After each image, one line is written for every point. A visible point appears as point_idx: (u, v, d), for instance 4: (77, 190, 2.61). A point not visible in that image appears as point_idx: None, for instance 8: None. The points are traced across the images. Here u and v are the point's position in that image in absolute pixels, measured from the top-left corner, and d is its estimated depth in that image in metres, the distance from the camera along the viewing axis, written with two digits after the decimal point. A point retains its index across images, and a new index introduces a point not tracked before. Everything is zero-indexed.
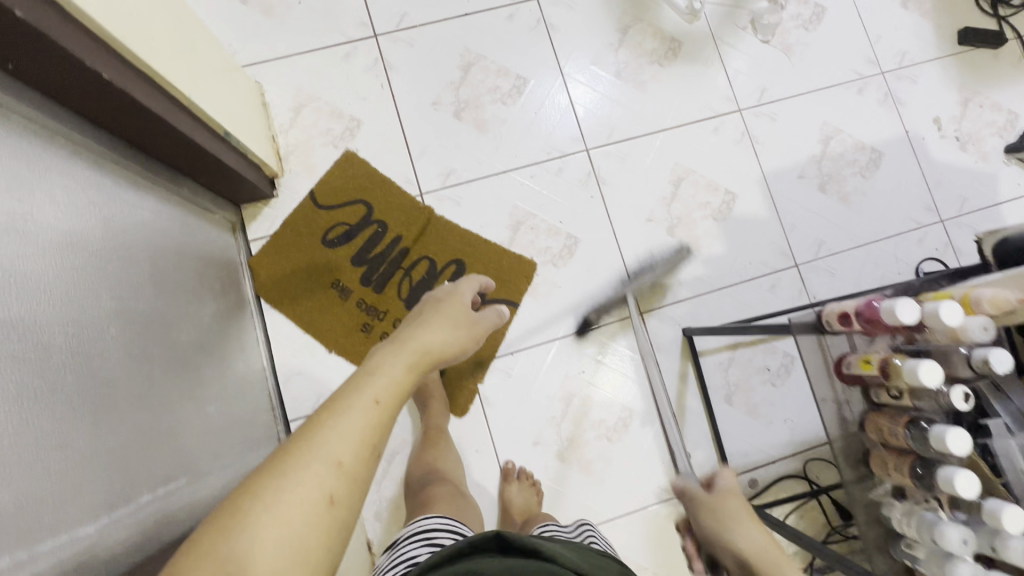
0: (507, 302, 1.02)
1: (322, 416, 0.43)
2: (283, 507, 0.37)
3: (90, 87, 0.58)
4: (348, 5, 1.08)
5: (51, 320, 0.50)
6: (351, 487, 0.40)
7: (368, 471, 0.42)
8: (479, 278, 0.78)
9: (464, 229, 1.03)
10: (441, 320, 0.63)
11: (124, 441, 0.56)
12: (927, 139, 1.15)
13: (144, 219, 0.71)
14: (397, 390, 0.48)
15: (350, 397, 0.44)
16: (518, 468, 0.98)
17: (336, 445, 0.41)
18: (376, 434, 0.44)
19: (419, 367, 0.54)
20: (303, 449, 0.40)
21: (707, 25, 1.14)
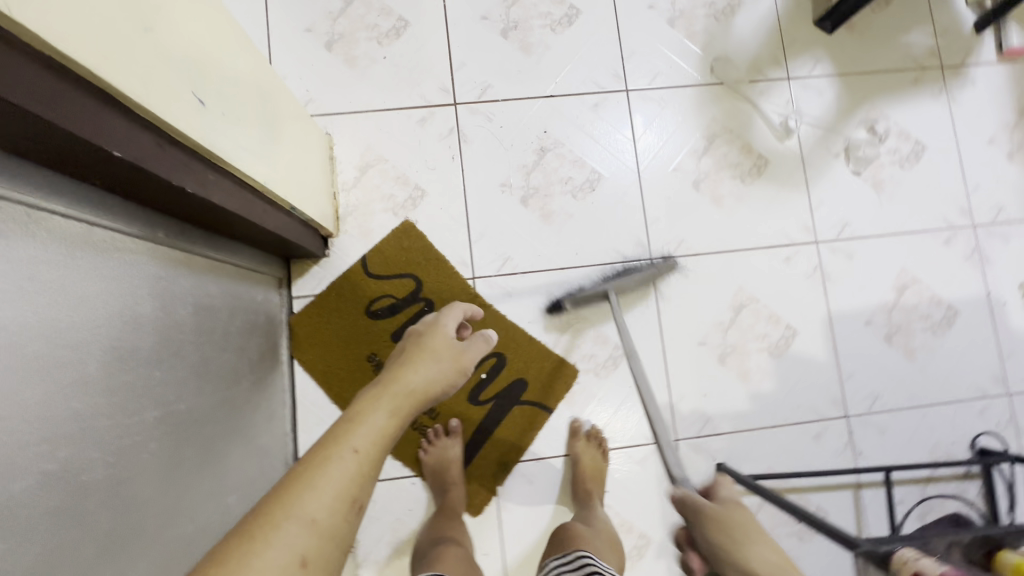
0: (540, 405, 0.99)
1: (298, 472, 0.44)
2: None
3: (170, 194, 0.55)
4: (433, 67, 1.04)
5: (94, 457, 0.48)
6: (322, 545, 0.41)
7: (342, 526, 0.43)
8: (463, 304, 0.73)
9: (511, 322, 1.00)
10: (427, 352, 0.63)
11: (143, 566, 0.53)
12: (1008, 304, 1.08)
13: (198, 303, 0.68)
14: (377, 441, 0.49)
15: (327, 449, 0.45)
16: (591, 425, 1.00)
17: (311, 500, 0.42)
18: (352, 487, 0.44)
19: (403, 412, 0.53)
20: (277, 509, 0.41)
21: (798, 145, 1.09)
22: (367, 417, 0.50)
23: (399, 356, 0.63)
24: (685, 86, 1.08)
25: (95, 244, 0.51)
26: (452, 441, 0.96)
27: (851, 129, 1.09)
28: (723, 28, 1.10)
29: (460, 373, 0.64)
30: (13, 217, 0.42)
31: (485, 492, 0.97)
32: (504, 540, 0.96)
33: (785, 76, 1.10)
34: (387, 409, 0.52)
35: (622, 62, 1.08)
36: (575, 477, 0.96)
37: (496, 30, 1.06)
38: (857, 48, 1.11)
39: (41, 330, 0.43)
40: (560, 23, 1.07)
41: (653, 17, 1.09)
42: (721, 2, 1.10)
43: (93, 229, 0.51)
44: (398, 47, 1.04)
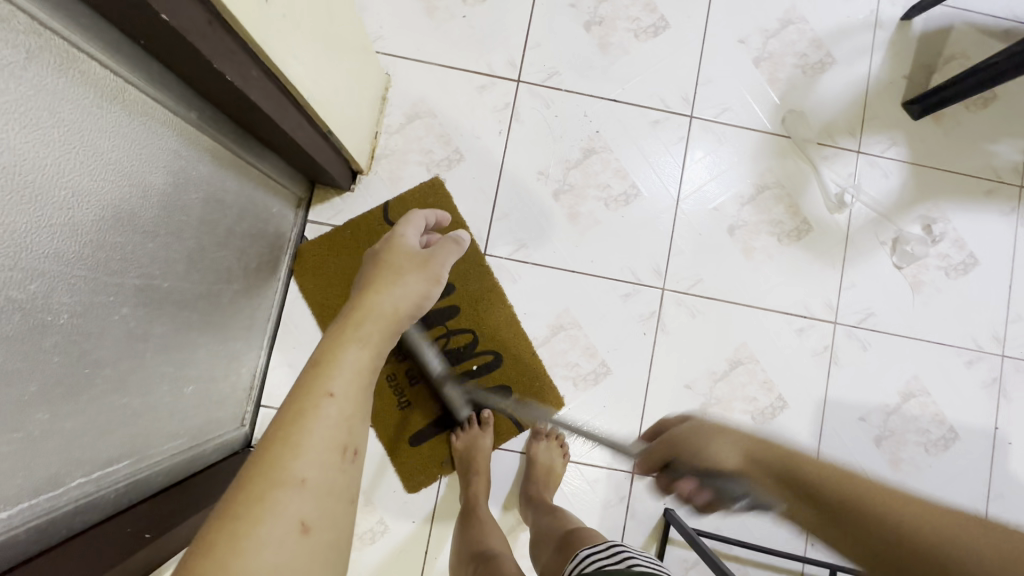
0: (515, 420, 0.99)
1: (278, 432, 0.45)
2: (260, 543, 0.38)
3: (210, 77, 0.56)
4: (507, 40, 1.03)
5: (61, 300, 0.48)
6: (320, 500, 0.43)
7: (335, 476, 0.46)
8: (423, 211, 0.77)
9: (518, 322, 0.99)
10: (390, 275, 0.64)
11: (82, 421, 0.54)
12: (1013, 445, 1.03)
13: (210, 194, 0.69)
14: (351, 378, 0.51)
15: (303, 402, 0.47)
16: (549, 428, 0.99)
17: (298, 461, 0.43)
18: (337, 434, 0.47)
19: (373, 341, 0.56)
20: (264, 478, 0.42)
21: (847, 221, 1.04)
22: (338, 357, 0.52)
23: (362, 282, 0.65)
24: (751, 130, 1.05)
25: (125, 103, 0.52)
26: (483, 433, 0.96)
27: (907, 222, 1.05)
28: (808, 83, 1.06)
29: (429, 287, 0.66)
30: (43, 43, 0.43)
31: (429, 476, 0.96)
32: (434, 516, 0.95)
33: (855, 148, 1.06)
34: (356, 341, 0.54)
35: (695, 87, 1.05)
36: (527, 475, 0.95)
37: (580, 20, 1.04)
38: (939, 141, 1.06)
39: (45, 162, 0.44)
40: (646, 31, 1.05)
41: (740, 51, 1.06)
42: (814, 56, 1.07)
43: (125, 87, 0.52)
44: (480, 10, 1.03)
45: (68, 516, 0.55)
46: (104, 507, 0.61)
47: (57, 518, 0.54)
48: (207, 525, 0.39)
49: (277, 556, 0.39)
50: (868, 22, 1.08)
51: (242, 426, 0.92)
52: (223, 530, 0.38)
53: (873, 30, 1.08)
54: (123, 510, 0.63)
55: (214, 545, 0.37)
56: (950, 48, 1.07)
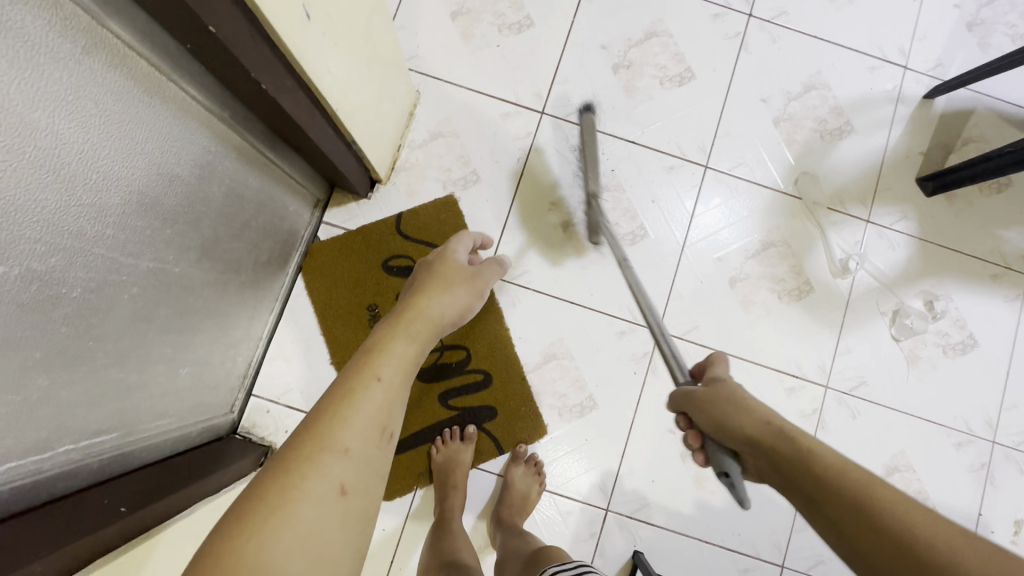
0: (496, 441, 0.99)
1: (327, 406, 0.48)
2: (301, 498, 0.41)
3: (247, 84, 0.60)
4: (537, 72, 1.07)
5: (76, 276, 0.51)
6: (359, 471, 0.45)
7: (375, 452, 0.48)
8: (471, 232, 0.80)
9: (512, 345, 1.01)
10: (438, 285, 0.68)
11: (78, 391, 0.57)
12: (995, 534, 1.02)
13: (231, 188, 0.72)
14: (397, 366, 0.54)
15: (354, 381, 0.50)
16: (529, 453, 0.99)
17: (344, 431, 0.46)
18: (380, 414, 0.49)
19: (419, 338, 0.60)
20: (313, 441, 0.45)
21: (850, 287, 1.05)
22: (388, 347, 0.56)
23: (411, 290, 0.69)
24: (763, 186, 1.07)
25: (165, 98, 0.56)
26: (465, 448, 0.97)
27: (909, 296, 1.05)
28: (825, 147, 1.08)
29: (472, 300, 0.70)
30: (94, 38, 0.46)
31: (404, 485, 0.97)
32: (403, 526, 0.96)
33: (865, 217, 1.07)
34: (404, 336, 0.59)
35: (713, 138, 1.07)
36: (502, 497, 0.95)
37: (609, 61, 1.08)
38: (949, 219, 1.07)
39: (83, 146, 0.47)
40: (671, 80, 1.08)
41: (762, 109, 1.09)
42: (833, 122, 1.09)
43: (166, 83, 0.56)
44: (515, 41, 1.08)
45: (53, 478, 0.57)
46: (87, 475, 0.63)
47: (44, 479, 0.56)
48: (256, 479, 0.42)
49: (316, 514, 0.41)
50: (891, 95, 1.10)
51: (230, 413, 0.94)
52: (270, 485, 0.41)
53: (894, 104, 1.10)
54: (105, 481, 0.65)
55: (261, 498, 0.40)
56: (969, 130, 1.08)
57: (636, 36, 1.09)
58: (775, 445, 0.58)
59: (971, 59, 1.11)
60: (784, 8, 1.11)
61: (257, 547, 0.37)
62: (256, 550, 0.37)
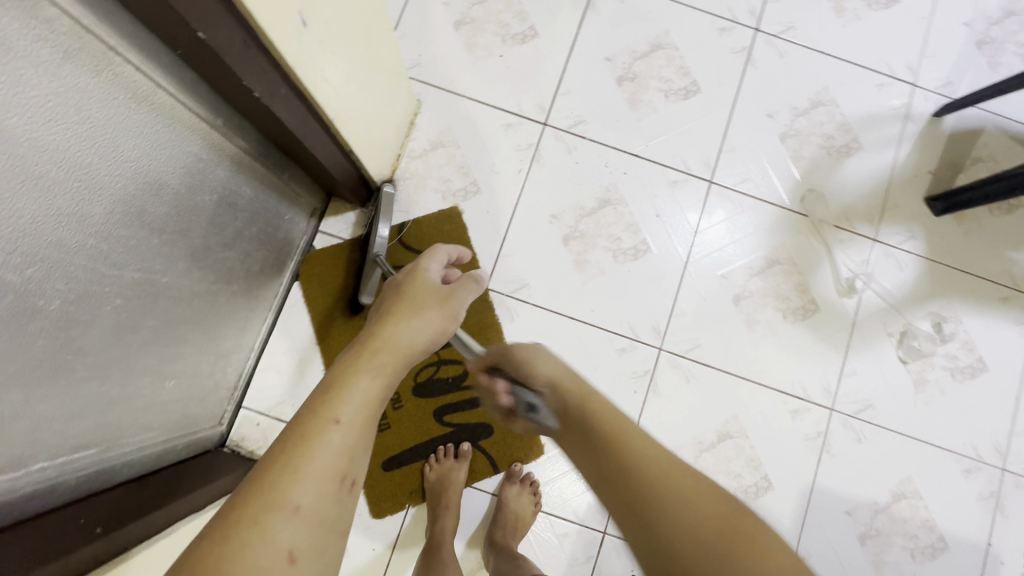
0: (491, 460, 0.97)
1: (279, 457, 0.45)
2: (244, 568, 0.38)
3: (241, 92, 0.58)
4: (540, 84, 1.06)
5: (54, 287, 0.49)
6: (312, 528, 0.43)
7: (331, 505, 0.45)
8: (447, 245, 0.75)
9: None
10: (410, 308, 0.64)
11: (55, 407, 0.55)
12: (1004, 565, 0.98)
13: (223, 197, 0.70)
14: (359, 406, 0.51)
15: (309, 427, 0.47)
16: (524, 472, 0.96)
17: (295, 487, 0.44)
18: (337, 463, 0.47)
19: (386, 371, 0.57)
20: (261, 500, 0.42)
21: (856, 307, 1.03)
22: (350, 384, 0.53)
23: (380, 313, 0.65)
24: (768, 203, 1.05)
25: (154, 105, 0.54)
26: (459, 465, 0.94)
27: (917, 317, 1.03)
28: (831, 164, 1.06)
29: (448, 323, 0.66)
30: (80, 44, 0.44)
31: (396, 503, 0.94)
32: (394, 546, 0.93)
33: (871, 236, 1.05)
34: (369, 369, 0.55)
35: (718, 153, 1.06)
36: (496, 518, 0.92)
37: (614, 73, 1.07)
38: (958, 239, 1.05)
39: (66, 155, 0.45)
40: (676, 93, 1.07)
41: (768, 125, 1.07)
42: (840, 139, 1.07)
43: (157, 90, 0.54)
44: (519, 52, 1.06)
45: (26, 497, 0.55)
46: (64, 493, 0.60)
47: (16, 498, 0.53)
48: (197, 543, 0.39)
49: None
50: (899, 113, 1.08)
51: (219, 425, 0.92)
52: (211, 552, 0.38)
53: (903, 121, 1.08)
54: (82, 498, 0.62)
55: (197, 569, 0.37)
56: (979, 149, 1.07)
57: (641, 48, 1.07)
58: (567, 402, 0.65)
59: (980, 77, 1.09)
60: (792, 23, 1.10)
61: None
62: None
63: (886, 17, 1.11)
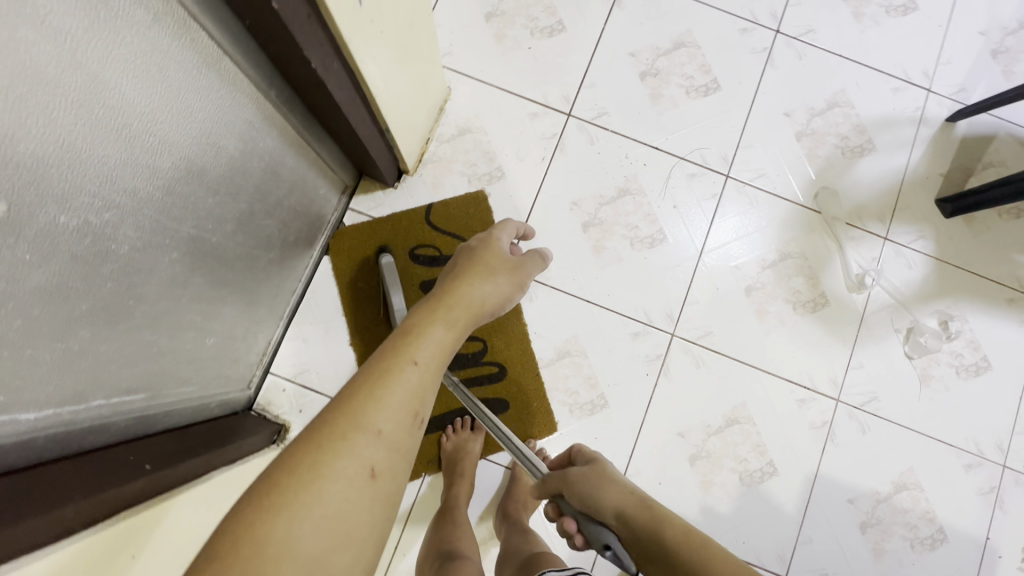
0: (506, 435, 1.00)
1: (363, 384, 0.49)
2: (333, 475, 0.42)
3: (296, 63, 0.62)
4: (566, 75, 1.10)
5: (125, 234, 0.53)
6: (388, 453, 0.46)
7: (406, 437, 0.49)
8: (517, 222, 0.80)
9: (528, 340, 1.02)
10: (481, 272, 0.69)
11: (116, 350, 0.59)
12: (1002, 559, 1.01)
13: (270, 166, 0.75)
14: (432, 353, 0.55)
15: (392, 364, 0.51)
16: (537, 448, 1.00)
17: (377, 413, 0.47)
18: (412, 400, 0.50)
19: (457, 326, 0.61)
20: (348, 419, 0.46)
21: (865, 302, 1.06)
22: (425, 333, 0.57)
23: (450, 276, 0.69)
24: (783, 199, 1.08)
25: (219, 71, 0.58)
26: (475, 436, 0.98)
27: (924, 314, 1.06)
28: (845, 164, 1.10)
29: (513, 291, 0.71)
30: (166, 9, 0.49)
31: (412, 471, 0.98)
32: (409, 511, 0.97)
33: (882, 234, 1.08)
34: (443, 321, 0.60)
35: (735, 149, 1.09)
36: (510, 491, 0.96)
37: (637, 69, 1.10)
38: (967, 241, 1.08)
39: (145, 109, 0.50)
40: (697, 90, 1.11)
41: (784, 123, 1.11)
42: (855, 140, 1.10)
43: (222, 58, 0.58)
44: (546, 44, 1.10)
45: (83, 430, 0.58)
46: (115, 433, 0.64)
47: (76, 430, 0.57)
48: (291, 449, 0.43)
49: (345, 494, 0.42)
50: (913, 117, 1.11)
51: (247, 389, 0.96)
52: (304, 459, 0.42)
53: (917, 125, 1.11)
54: (129, 441, 0.66)
55: (294, 471, 0.41)
56: (990, 155, 1.10)
57: (665, 45, 1.11)
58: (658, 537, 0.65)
59: (993, 85, 1.12)
60: (812, 26, 1.13)
61: (289, 517, 0.39)
62: (287, 519, 0.39)
63: (904, 24, 1.14)
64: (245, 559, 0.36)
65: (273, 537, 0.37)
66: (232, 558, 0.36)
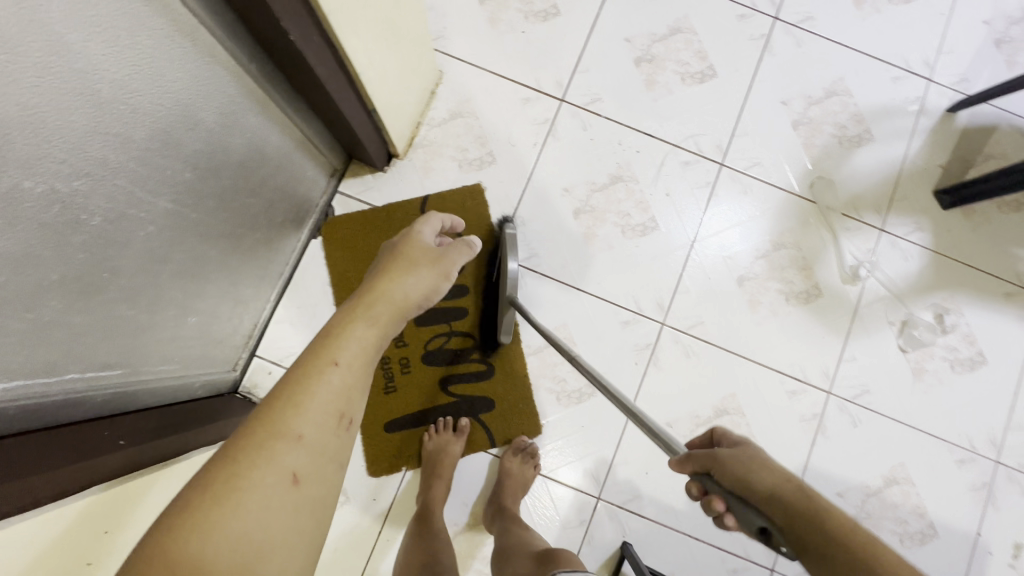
0: (489, 434, 1.00)
1: (280, 390, 0.46)
2: (251, 488, 0.40)
3: (274, 33, 0.61)
4: (560, 60, 1.08)
5: (98, 204, 0.52)
6: (312, 458, 0.45)
7: (331, 441, 0.47)
8: (440, 215, 0.73)
9: (518, 337, 1.01)
10: (405, 264, 0.64)
11: (90, 325, 0.59)
12: (993, 556, 1.00)
13: (252, 143, 0.74)
14: (357, 350, 0.52)
15: (310, 366, 0.48)
16: (527, 442, 0.98)
17: (297, 419, 0.45)
18: (337, 402, 0.48)
19: (384, 320, 0.57)
20: (266, 428, 0.43)
21: (859, 294, 1.04)
22: (348, 330, 0.53)
23: (376, 267, 0.64)
24: (778, 189, 1.07)
25: (195, 40, 0.57)
26: (455, 439, 0.97)
27: (919, 307, 1.04)
28: (843, 153, 1.08)
29: (441, 282, 0.64)
30: None
31: (393, 465, 0.98)
32: (393, 499, 0.97)
33: (879, 225, 1.06)
34: (367, 316, 0.55)
35: (731, 136, 1.08)
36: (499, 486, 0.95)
37: (632, 54, 1.09)
38: (965, 233, 1.06)
39: (115, 76, 0.49)
40: (692, 76, 1.09)
41: (781, 111, 1.09)
42: (853, 129, 1.09)
43: (198, 27, 0.57)
44: (541, 28, 1.09)
45: (55, 404, 0.58)
46: (90, 409, 0.64)
47: (47, 403, 0.57)
48: (203, 465, 0.41)
49: (265, 504, 0.40)
50: (913, 107, 1.09)
51: (233, 370, 0.96)
52: (216, 473, 0.40)
53: (916, 115, 1.09)
54: (105, 417, 0.66)
55: (210, 486, 0.39)
56: (990, 146, 1.08)
57: (661, 31, 1.10)
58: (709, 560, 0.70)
59: (996, 75, 1.10)
60: (811, 13, 1.11)
61: (201, 537, 0.37)
62: (201, 540, 0.36)
63: (905, 12, 1.12)
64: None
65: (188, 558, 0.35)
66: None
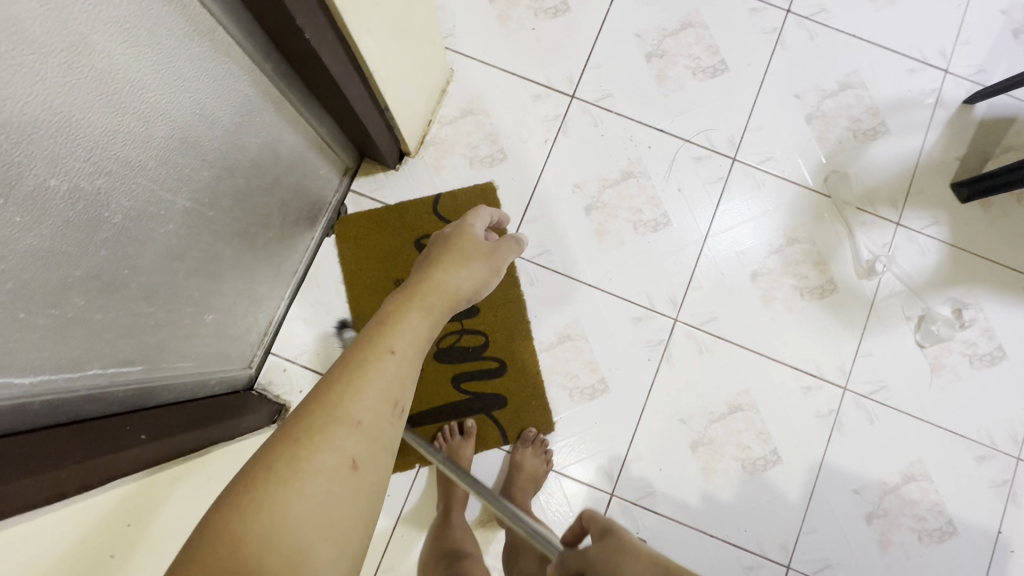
0: (501, 431, 1.00)
1: (338, 377, 0.47)
2: (314, 469, 0.41)
3: (289, 33, 0.61)
4: (570, 56, 1.08)
5: (119, 202, 0.53)
6: (370, 443, 0.45)
7: (386, 428, 0.47)
8: (490, 209, 0.76)
9: (530, 333, 1.01)
10: (455, 259, 0.66)
11: (111, 323, 0.60)
12: (1014, 554, 0.98)
13: (268, 141, 0.75)
14: (410, 340, 0.54)
15: (366, 354, 0.50)
16: (533, 434, 0.99)
17: (355, 404, 0.46)
18: (391, 389, 0.49)
19: (434, 313, 0.59)
20: (325, 412, 0.44)
21: (875, 289, 1.03)
22: (401, 321, 0.55)
23: (425, 264, 0.67)
24: (791, 183, 1.06)
25: (212, 40, 0.58)
26: (466, 442, 0.97)
27: (937, 302, 1.03)
28: (857, 147, 1.07)
29: (489, 275, 0.67)
30: None
31: (406, 462, 0.98)
32: (407, 496, 0.97)
33: (895, 219, 1.05)
34: (418, 309, 0.57)
35: (743, 131, 1.07)
36: (511, 480, 0.95)
37: (643, 50, 1.08)
38: (983, 227, 1.04)
39: (137, 76, 0.50)
40: (704, 71, 1.08)
41: (794, 105, 1.08)
42: (867, 122, 1.07)
43: (215, 27, 0.58)
44: (550, 25, 1.09)
45: (78, 399, 0.59)
46: (111, 405, 0.65)
47: (70, 399, 0.58)
48: (268, 447, 0.42)
49: (327, 485, 0.41)
50: (929, 99, 1.08)
51: (248, 367, 0.97)
52: (281, 453, 0.41)
53: (932, 107, 1.08)
54: (126, 412, 0.67)
55: (274, 466, 0.40)
56: (1009, 139, 1.06)
57: (671, 26, 1.09)
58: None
59: (1015, 66, 1.08)
60: (824, 5, 1.10)
61: (267, 514, 0.38)
62: (268, 517, 0.38)
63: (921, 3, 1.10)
64: (228, 563, 0.35)
65: (255, 534, 0.37)
66: (213, 564, 0.35)
